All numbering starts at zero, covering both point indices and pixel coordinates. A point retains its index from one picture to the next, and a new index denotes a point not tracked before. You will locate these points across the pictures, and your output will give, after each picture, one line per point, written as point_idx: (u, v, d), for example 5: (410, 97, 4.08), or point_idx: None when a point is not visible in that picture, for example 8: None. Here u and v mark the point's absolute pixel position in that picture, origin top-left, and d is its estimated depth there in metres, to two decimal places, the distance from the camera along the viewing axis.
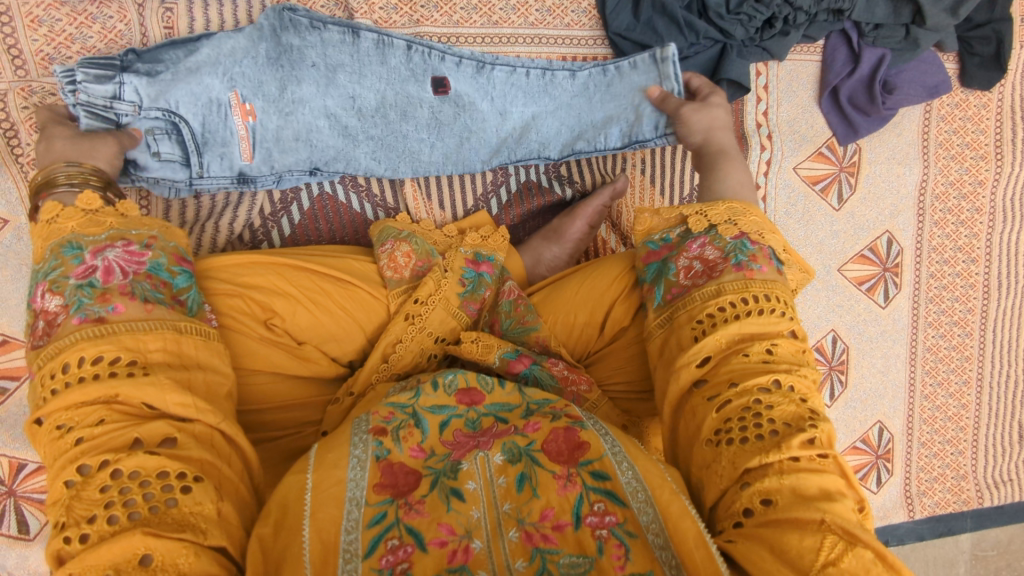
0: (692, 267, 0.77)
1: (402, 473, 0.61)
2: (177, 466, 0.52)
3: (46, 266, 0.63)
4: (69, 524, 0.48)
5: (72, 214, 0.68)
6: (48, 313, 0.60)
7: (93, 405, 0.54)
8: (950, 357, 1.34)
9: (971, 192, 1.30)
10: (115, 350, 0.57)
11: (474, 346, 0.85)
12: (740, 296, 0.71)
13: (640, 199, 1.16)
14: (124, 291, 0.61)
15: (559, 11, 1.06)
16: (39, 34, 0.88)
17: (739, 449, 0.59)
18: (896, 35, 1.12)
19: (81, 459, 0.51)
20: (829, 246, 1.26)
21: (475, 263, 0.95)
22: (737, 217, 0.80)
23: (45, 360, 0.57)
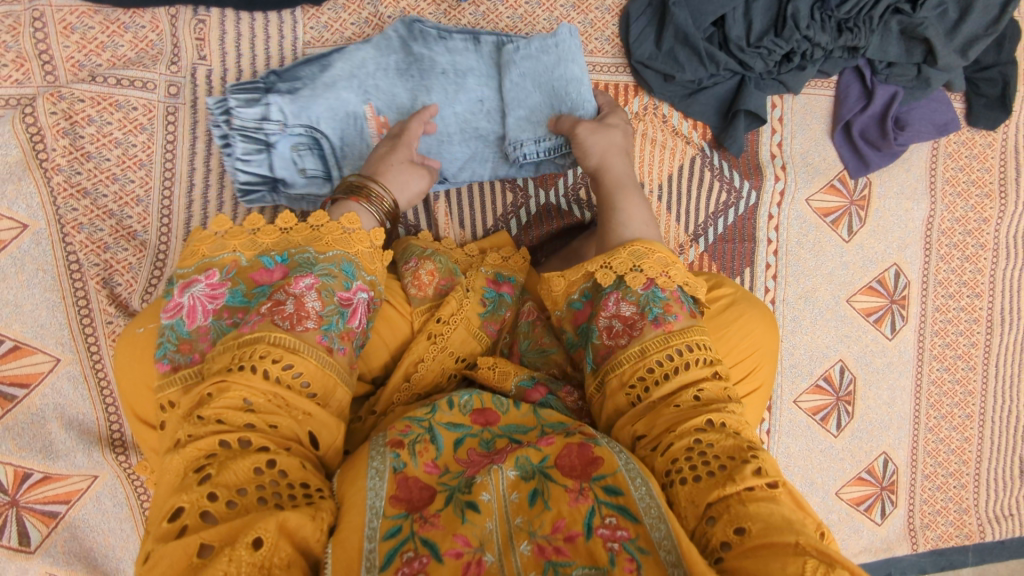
0: (612, 327, 0.77)
1: (417, 488, 0.61)
2: (316, 481, 0.58)
3: (324, 266, 0.74)
4: (217, 482, 0.54)
5: (365, 240, 0.79)
6: (304, 306, 0.69)
7: (275, 410, 0.61)
8: (954, 390, 1.36)
9: (976, 229, 1.33)
10: (319, 388, 0.66)
11: (492, 371, 0.85)
12: (664, 353, 0.72)
13: (658, 224, 1.16)
14: (353, 338, 0.73)
15: (583, 38, 1.09)
16: (71, 40, 0.88)
17: (694, 487, 0.60)
18: (907, 74, 1.16)
19: (246, 433, 0.58)
20: (839, 277, 1.26)
21: (495, 283, 0.95)
22: (640, 261, 0.79)
23: (277, 344, 0.65)
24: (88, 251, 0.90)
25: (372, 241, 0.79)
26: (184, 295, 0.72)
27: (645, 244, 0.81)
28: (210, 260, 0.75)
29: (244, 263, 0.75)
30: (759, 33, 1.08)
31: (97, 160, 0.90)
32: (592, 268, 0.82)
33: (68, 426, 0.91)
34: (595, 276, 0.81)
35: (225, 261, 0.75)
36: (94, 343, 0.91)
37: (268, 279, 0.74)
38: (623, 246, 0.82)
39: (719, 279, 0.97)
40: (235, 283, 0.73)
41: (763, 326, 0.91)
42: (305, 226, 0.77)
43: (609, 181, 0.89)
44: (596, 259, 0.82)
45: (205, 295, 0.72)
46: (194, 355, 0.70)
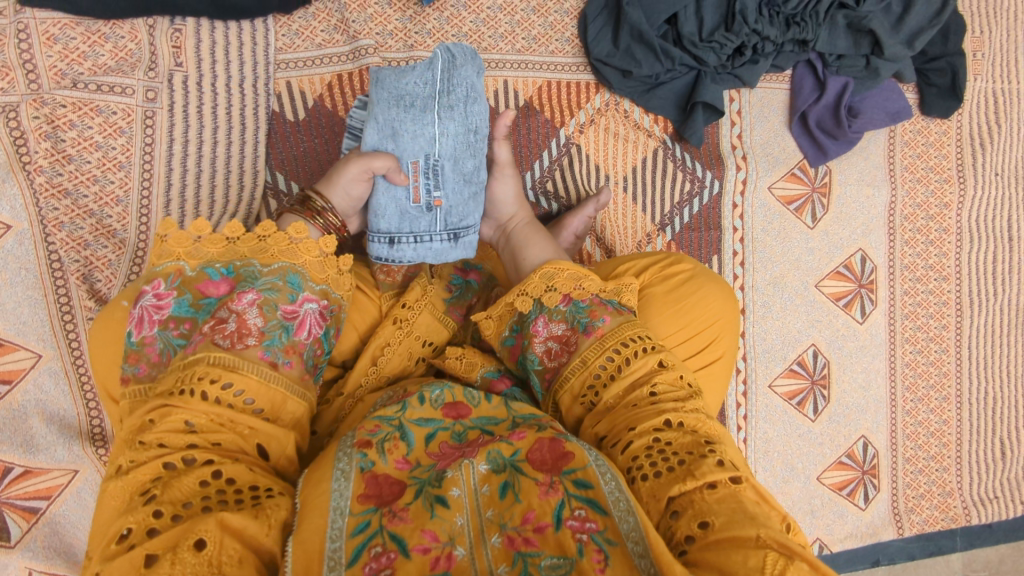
0: (550, 349, 0.83)
1: (387, 484, 0.64)
2: (265, 484, 0.61)
3: (268, 281, 0.75)
4: (163, 501, 0.56)
5: (313, 250, 0.80)
6: (246, 323, 0.71)
7: (218, 427, 0.63)
8: (929, 372, 1.38)
9: (938, 214, 1.38)
10: (266, 402, 0.68)
11: (458, 362, 0.88)
12: (604, 358, 0.78)
13: (624, 216, 1.19)
14: (301, 351, 0.74)
15: (544, 39, 1.14)
16: (53, 50, 0.93)
17: (655, 482, 0.64)
18: (857, 65, 1.22)
19: (189, 451, 0.60)
20: (805, 263, 1.29)
21: (462, 271, 0.99)
22: (553, 281, 0.86)
23: (216, 364, 0.67)
24: (69, 248, 0.93)
25: (322, 249, 0.80)
26: (136, 307, 0.75)
27: (553, 263, 0.88)
28: (156, 270, 0.77)
29: (189, 274, 0.76)
30: (711, 28, 1.14)
31: (79, 163, 0.94)
32: (511, 300, 0.88)
33: (49, 420, 0.93)
34: (515, 306, 0.87)
35: (169, 271, 0.76)
36: (75, 340, 0.94)
37: (213, 292, 0.75)
38: (536, 272, 0.89)
39: (678, 256, 0.99)
40: (181, 294, 0.75)
41: (721, 297, 0.93)
42: (253, 236, 0.79)
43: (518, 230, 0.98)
44: (513, 292, 0.88)
45: (152, 306, 0.74)
46: (139, 365, 0.72)
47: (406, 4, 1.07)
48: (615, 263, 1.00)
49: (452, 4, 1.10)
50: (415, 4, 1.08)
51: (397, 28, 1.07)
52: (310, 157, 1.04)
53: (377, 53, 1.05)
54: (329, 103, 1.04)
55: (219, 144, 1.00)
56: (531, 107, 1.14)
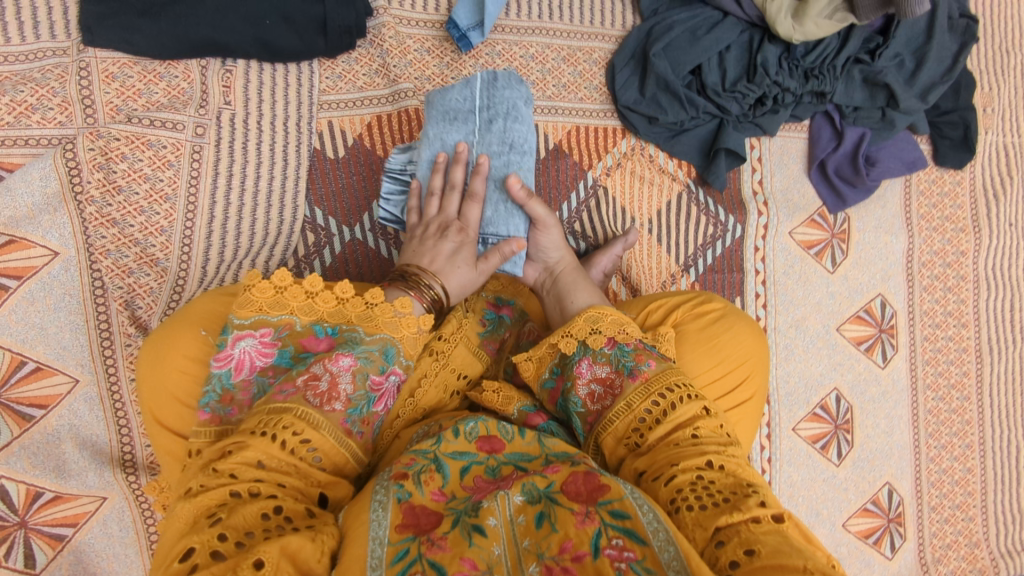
0: (593, 392, 0.85)
1: (424, 514, 0.64)
2: (320, 522, 0.61)
3: (366, 347, 0.75)
4: (227, 525, 0.57)
5: (413, 327, 0.79)
6: (337, 387, 0.71)
7: (287, 470, 0.64)
8: (951, 420, 1.38)
9: (955, 261, 1.40)
10: (333, 460, 0.69)
11: (496, 395, 0.91)
12: (649, 401, 0.81)
13: (649, 256, 1.22)
14: (375, 422, 0.75)
15: (573, 87, 1.19)
16: (111, 87, 0.98)
17: (700, 514, 0.65)
18: (873, 116, 1.26)
19: (257, 483, 0.61)
20: (826, 307, 1.31)
21: (495, 305, 1.01)
22: (598, 324, 0.90)
23: (302, 418, 0.67)
24: (113, 275, 0.96)
25: (417, 329, 0.80)
26: (235, 346, 0.75)
27: (598, 308, 0.92)
28: (267, 316, 0.77)
29: (298, 328, 0.78)
30: (733, 79, 1.19)
31: (128, 194, 0.97)
32: (554, 341, 0.91)
33: (81, 446, 0.94)
34: (559, 347, 0.90)
35: (282, 321, 0.78)
36: (113, 366, 0.95)
37: (314, 349, 0.77)
38: (580, 315, 0.92)
39: (708, 295, 1.01)
40: (285, 345, 0.77)
41: (751, 337, 0.95)
42: (362, 300, 0.79)
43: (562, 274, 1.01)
44: (557, 333, 0.92)
45: (255, 350, 0.76)
46: (231, 408, 0.74)
47: (444, 50, 1.13)
48: (646, 301, 1.02)
49: (488, 51, 1.15)
50: (452, 51, 1.13)
51: (435, 73, 1.12)
52: (348, 193, 1.08)
53: (416, 96, 1.10)
54: (367, 142, 1.09)
55: (261, 178, 1.03)
56: (560, 150, 1.18)
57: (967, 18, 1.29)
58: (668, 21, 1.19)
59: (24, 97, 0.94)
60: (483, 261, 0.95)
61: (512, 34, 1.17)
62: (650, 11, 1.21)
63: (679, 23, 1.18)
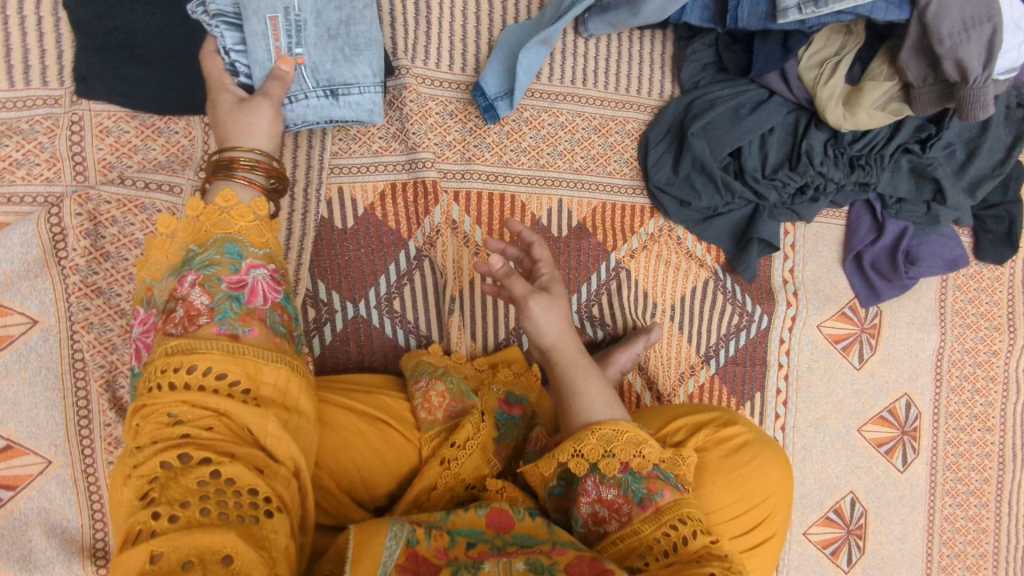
0: (596, 512, 0.79)
1: (425, 566, 0.60)
2: (264, 488, 0.53)
3: (203, 258, 0.64)
4: (160, 502, 0.50)
5: (247, 215, 0.67)
6: (192, 305, 0.61)
7: (206, 412, 0.55)
8: (967, 527, 1.32)
9: (986, 361, 1.33)
10: (241, 376, 0.58)
11: (500, 496, 0.82)
12: (660, 530, 0.75)
13: (669, 345, 1.14)
14: (261, 318, 0.63)
15: (602, 159, 1.11)
16: (105, 143, 0.90)
17: None
18: (916, 211, 1.18)
19: (183, 447, 0.53)
20: (849, 405, 1.24)
21: (506, 404, 0.94)
22: (612, 445, 0.81)
23: (175, 352, 0.57)
24: (95, 351, 0.89)
25: (257, 214, 0.68)
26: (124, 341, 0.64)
27: (612, 425, 0.82)
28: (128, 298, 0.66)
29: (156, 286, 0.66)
30: (774, 165, 1.11)
31: (116, 260, 0.89)
32: (563, 458, 0.82)
33: (50, 533, 0.88)
34: (566, 465, 0.82)
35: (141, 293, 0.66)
36: (89, 446, 0.89)
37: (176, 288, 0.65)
38: (592, 430, 0.82)
39: (731, 414, 0.94)
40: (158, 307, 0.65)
41: (778, 470, 0.89)
42: (191, 221, 0.68)
43: (559, 365, 0.88)
44: (566, 447, 0.82)
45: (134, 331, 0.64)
46: None
47: (468, 115, 1.05)
48: (665, 415, 0.95)
49: (514, 118, 1.07)
50: (477, 117, 1.05)
51: (456, 139, 1.04)
52: (355, 266, 1.00)
53: (434, 165, 1.02)
54: (379, 212, 1.01)
55: None
56: (583, 228, 1.10)
57: None
58: (710, 97, 1.10)
59: (8, 152, 0.87)
60: (346, 118, 0.94)
61: (544, 99, 1.09)
62: (690, 83, 1.13)
63: (721, 99, 1.10)
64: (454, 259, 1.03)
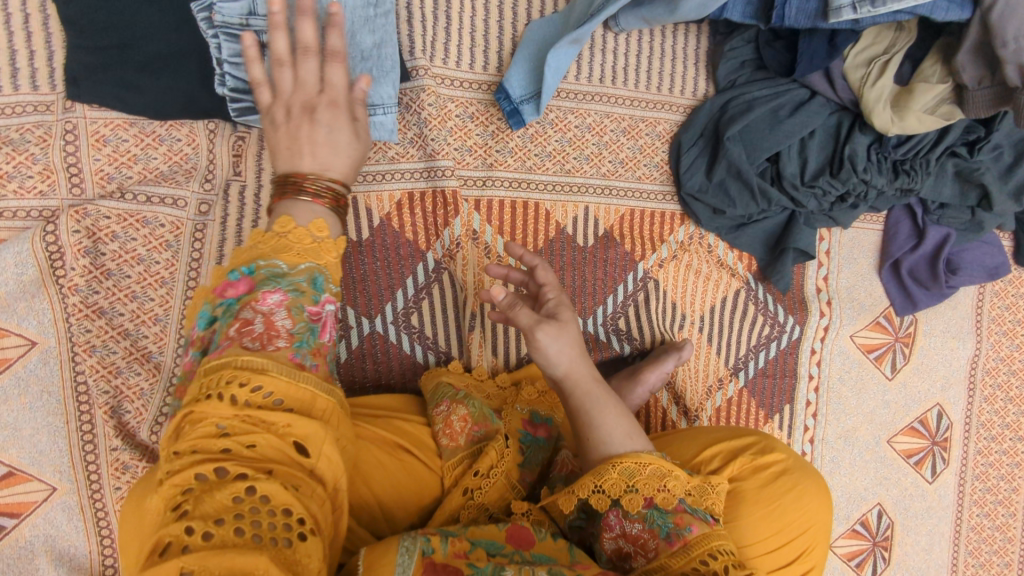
0: (620, 546, 0.76)
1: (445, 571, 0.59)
2: (300, 510, 0.48)
3: (288, 278, 0.59)
4: (192, 516, 0.45)
5: (334, 250, 0.64)
6: (274, 325, 0.56)
7: (253, 426, 0.50)
8: (993, 537, 1.29)
9: (1021, 369, 1.29)
10: (295, 401, 0.53)
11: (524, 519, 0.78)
12: (690, 564, 0.71)
13: (697, 358, 1.10)
14: (325, 355, 0.60)
15: (631, 163, 1.05)
16: (103, 152, 0.83)
17: None
18: (961, 217, 1.13)
19: (221, 461, 0.48)
20: (880, 416, 1.20)
21: (531, 425, 0.89)
22: (635, 479, 0.76)
23: (243, 367, 0.52)
24: (98, 376, 0.83)
25: (343, 251, 0.65)
26: None
27: (634, 457, 0.77)
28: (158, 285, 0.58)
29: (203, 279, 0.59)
30: (814, 171, 1.05)
31: (117, 278, 0.84)
32: (581, 496, 0.78)
33: (57, 562, 0.84)
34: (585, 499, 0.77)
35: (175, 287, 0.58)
36: (94, 473, 0.84)
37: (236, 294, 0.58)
38: (611, 464, 0.77)
39: (767, 440, 0.90)
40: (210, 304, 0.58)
41: (817, 503, 0.84)
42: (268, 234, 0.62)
43: (574, 396, 0.83)
44: (585, 485, 0.77)
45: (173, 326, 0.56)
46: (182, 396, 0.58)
47: (490, 117, 0.98)
48: (699, 440, 0.90)
49: (539, 120, 1.00)
50: (500, 120, 0.98)
51: (477, 144, 0.97)
52: (371, 280, 0.94)
53: (454, 173, 0.96)
54: (396, 223, 0.95)
55: None
56: (610, 237, 1.04)
57: None
58: (747, 98, 1.03)
59: None
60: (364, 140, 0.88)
61: (570, 100, 1.02)
62: (726, 81, 1.06)
63: (760, 100, 1.02)
64: (475, 272, 0.97)
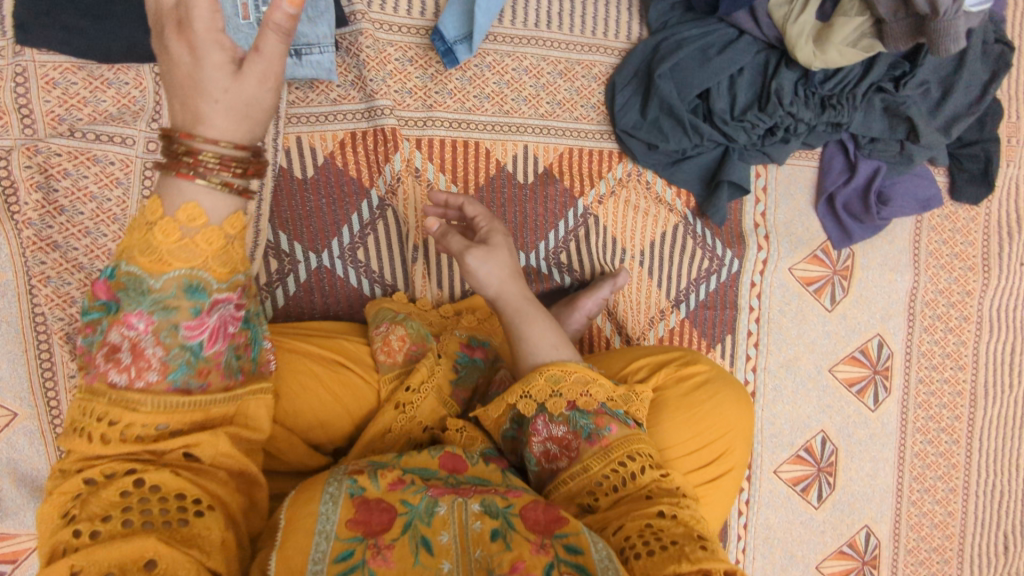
0: (548, 451, 0.80)
1: (377, 510, 0.60)
2: (195, 490, 0.53)
3: (162, 293, 0.53)
4: (81, 518, 0.49)
5: (218, 240, 0.54)
6: (142, 354, 0.53)
7: (138, 438, 0.53)
8: (937, 463, 1.34)
9: (959, 301, 1.34)
10: (182, 419, 0.54)
11: (459, 434, 0.83)
12: (608, 467, 0.75)
13: (638, 290, 1.15)
14: (218, 366, 0.57)
15: (569, 105, 1.09)
16: (53, 95, 0.88)
17: (649, 560, 0.62)
18: (890, 149, 1.18)
19: (108, 463, 0.52)
20: (821, 346, 1.25)
21: (468, 348, 0.95)
22: (559, 384, 0.81)
23: (117, 399, 0.52)
24: (54, 305, 0.88)
25: (230, 242, 0.56)
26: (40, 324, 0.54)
27: (560, 365, 0.82)
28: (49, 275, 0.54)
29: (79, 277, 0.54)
30: (743, 106, 1.10)
31: (71, 214, 0.89)
32: (512, 399, 0.82)
33: (20, 482, 0.89)
34: (516, 406, 0.82)
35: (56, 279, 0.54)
36: (54, 398, 0.90)
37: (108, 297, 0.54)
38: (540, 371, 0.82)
39: (691, 354, 0.97)
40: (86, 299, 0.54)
41: (737, 406, 0.91)
42: (139, 223, 0.54)
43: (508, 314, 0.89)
44: (513, 392, 0.82)
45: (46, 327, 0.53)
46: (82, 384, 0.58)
47: (428, 61, 1.03)
48: (627, 356, 0.97)
49: (477, 63, 1.05)
50: (438, 62, 1.03)
51: (417, 86, 1.02)
52: (315, 215, 0.99)
53: (393, 113, 1.00)
54: (340, 161, 1.00)
55: None
56: (550, 174, 1.09)
57: (1002, 45, 1.18)
58: (677, 38, 1.08)
59: None
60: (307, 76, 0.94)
61: (507, 44, 1.06)
62: (657, 23, 1.10)
63: (689, 39, 1.07)
64: (416, 208, 1.03)
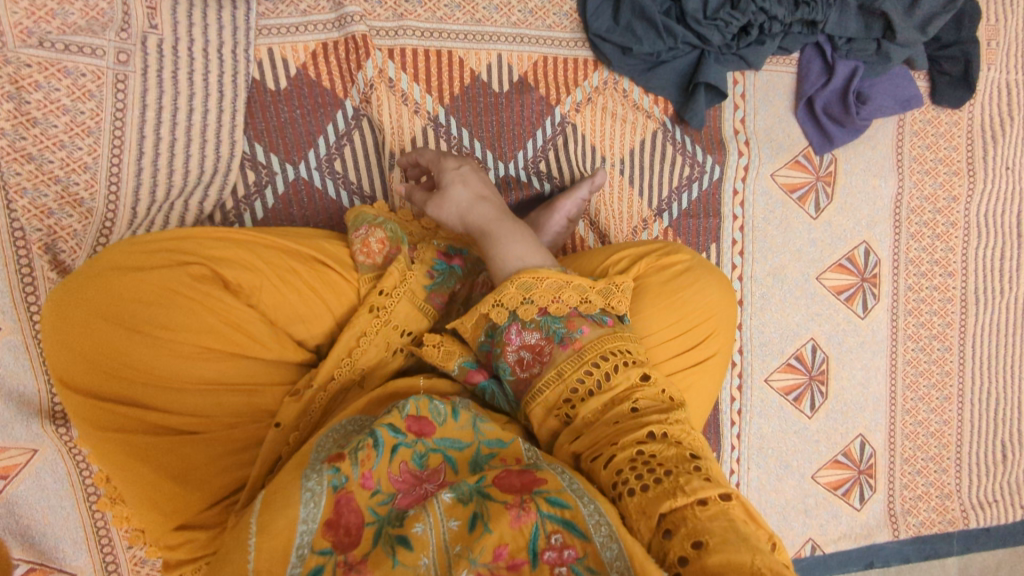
0: (522, 358, 0.74)
1: (350, 513, 0.54)
2: None
3: None
4: None
5: None
6: None
7: None
8: (930, 371, 1.34)
9: (945, 207, 1.33)
10: None
11: (436, 350, 0.81)
12: (581, 373, 0.70)
13: (619, 199, 1.15)
14: None
15: (541, 13, 1.08)
16: (19, 6, 0.85)
17: (643, 497, 0.56)
18: (868, 49, 1.17)
19: None
20: (807, 254, 1.25)
21: (446, 256, 0.93)
22: (531, 292, 0.75)
23: None
24: (30, 216, 0.89)
25: None
26: None
27: (531, 272, 0.76)
28: None
29: None
30: (715, 6, 1.09)
31: (44, 127, 0.88)
32: (485, 311, 0.77)
33: (7, 396, 0.90)
34: (490, 317, 0.77)
35: None
36: (37, 312, 0.90)
37: None
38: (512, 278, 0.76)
39: (673, 246, 0.97)
40: None
41: (718, 292, 0.91)
42: None
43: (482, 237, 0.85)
44: (486, 302, 0.76)
45: None
46: None
47: None
48: (607, 252, 0.96)
49: None
50: None
51: None
52: (291, 126, 1.00)
53: (363, 21, 1.00)
54: (312, 72, 1.00)
55: (194, 111, 0.94)
56: (525, 83, 1.09)
57: None
58: None
59: None
60: None
61: None
62: None
63: None
64: (392, 117, 1.03)
